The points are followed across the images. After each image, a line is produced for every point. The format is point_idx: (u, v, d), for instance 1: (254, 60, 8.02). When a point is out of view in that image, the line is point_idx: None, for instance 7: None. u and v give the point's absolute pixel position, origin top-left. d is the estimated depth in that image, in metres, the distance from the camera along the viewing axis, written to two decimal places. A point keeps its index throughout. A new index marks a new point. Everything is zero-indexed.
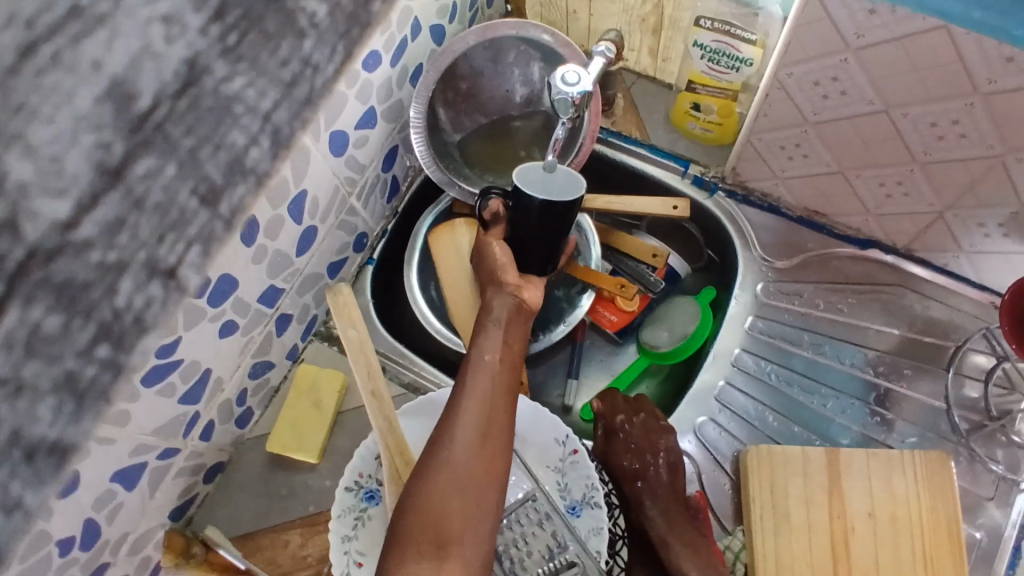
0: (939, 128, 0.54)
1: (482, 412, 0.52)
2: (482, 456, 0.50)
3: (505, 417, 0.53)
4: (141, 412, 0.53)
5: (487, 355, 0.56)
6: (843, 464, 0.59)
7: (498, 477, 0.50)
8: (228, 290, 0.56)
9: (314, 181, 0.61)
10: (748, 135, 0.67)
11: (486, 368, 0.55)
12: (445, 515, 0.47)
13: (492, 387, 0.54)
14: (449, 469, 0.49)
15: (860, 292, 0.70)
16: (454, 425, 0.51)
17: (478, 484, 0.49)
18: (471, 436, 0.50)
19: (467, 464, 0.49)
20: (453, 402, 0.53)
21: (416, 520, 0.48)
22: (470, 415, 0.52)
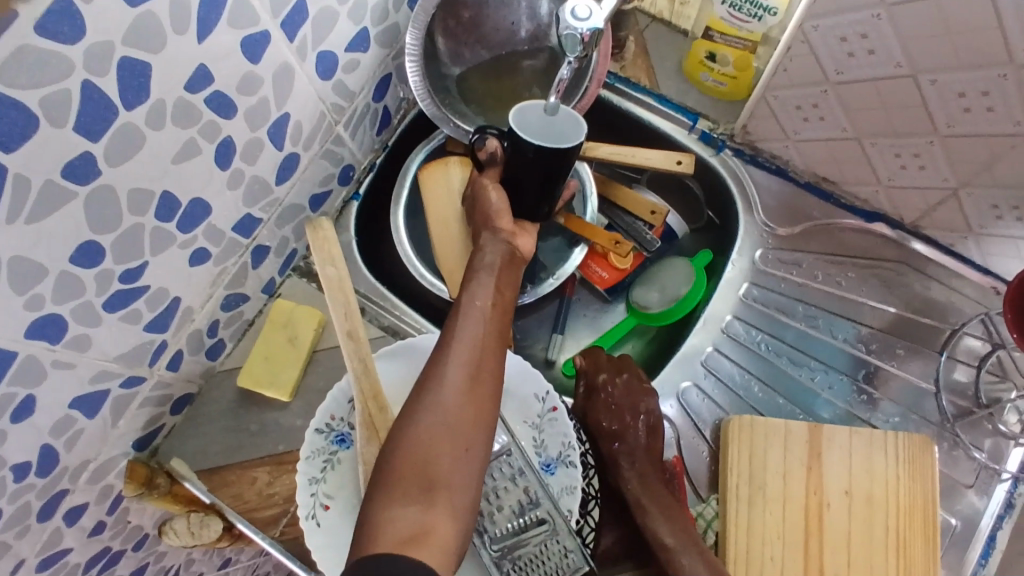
0: (966, 100, 0.51)
1: (472, 356, 0.49)
2: (471, 399, 0.48)
3: (496, 361, 0.51)
4: (103, 336, 0.50)
5: (478, 298, 0.53)
6: (825, 440, 0.58)
7: (488, 422, 0.48)
8: (199, 215, 0.53)
9: (296, 104, 0.56)
10: (764, 91, 0.63)
11: (476, 311, 0.52)
12: (431, 459, 0.45)
13: (482, 329, 0.51)
14: (436, 410, 0.46)
15: (861, 266, 0.68)
16: (443, 369, 0.48)
17: (466, 427, 0.47)
18: (460, 377, 0.48)
19: (455, 406, 0.47)
20: (440, 345, 0.50)
21: (401, 464, 0.45)
22: (460, 356, 0.49)
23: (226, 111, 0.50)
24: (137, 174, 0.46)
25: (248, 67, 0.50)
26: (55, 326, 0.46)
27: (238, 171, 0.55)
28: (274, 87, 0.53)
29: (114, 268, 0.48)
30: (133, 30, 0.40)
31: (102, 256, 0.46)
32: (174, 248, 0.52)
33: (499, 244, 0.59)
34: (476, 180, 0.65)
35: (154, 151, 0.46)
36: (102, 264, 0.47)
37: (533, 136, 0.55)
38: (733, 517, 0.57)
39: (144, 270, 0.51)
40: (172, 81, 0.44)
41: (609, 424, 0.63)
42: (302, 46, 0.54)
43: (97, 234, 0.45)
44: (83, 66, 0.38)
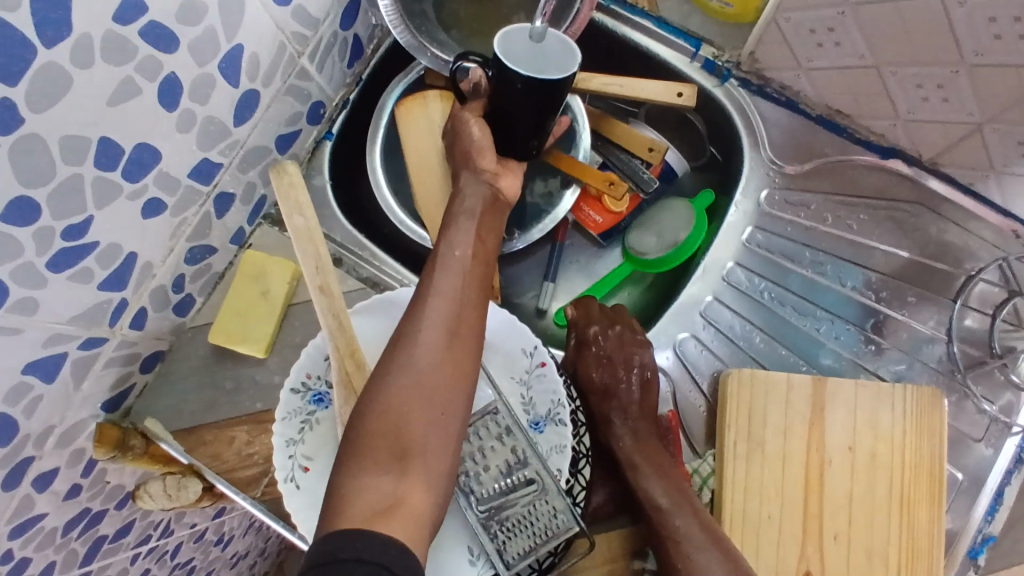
0: (998, 25, 0.45)
1: (450, 311, 0.45)
2: (449, 358, 0.44)
3: (477, 317, 0.47)
4: (51, 298, 0.46)
5: (457, 248, 0.49)
6: (829, 394, 0.55)
7: (467, 383, 0.45)
8: (148, 161, 0.48)
9: (251, 35, 0.50)
10: (774, 13, 0.56)
11: (456, 262, 0.48)
12: (405, 423, 0.42)
13: (462, 283, 0.47)
14: (411, 371, 0.43)
15: (874, 208, 0.63)
16: (418, 325, 0.44)
17: (443, 390, 0.43)
18: (437, 335, 0.44)
19: (431, 366, 0.43)
20: (416, 299, 0.46)
21: (372, 429, 0.42)
22: (437, 311, 0.45)
23: (167, 45, 0.44)
24: (69, 118, 0.41)
25: None
26: None
27: (189, 113, 0.49)
28: (221, 15, 0.47)
29: (54, 224, 0.43)
30: None
31: (38, 211, 0.42)
32: (122, 200, 0.48)
33: (480, 186, 0.54)
34: (456, 113, 0.59)
35: (85, 91, 0.41)
36: (40, 221, 0.42)
37: (523, 66, 0.48)
38: (729, 477, 0.54)
39: (90, 225, 0.46)
40: (96, 11, 0.39)
41: (600, 379, 0.60)
42: None
43: (28, 188, 0.40)
44: None
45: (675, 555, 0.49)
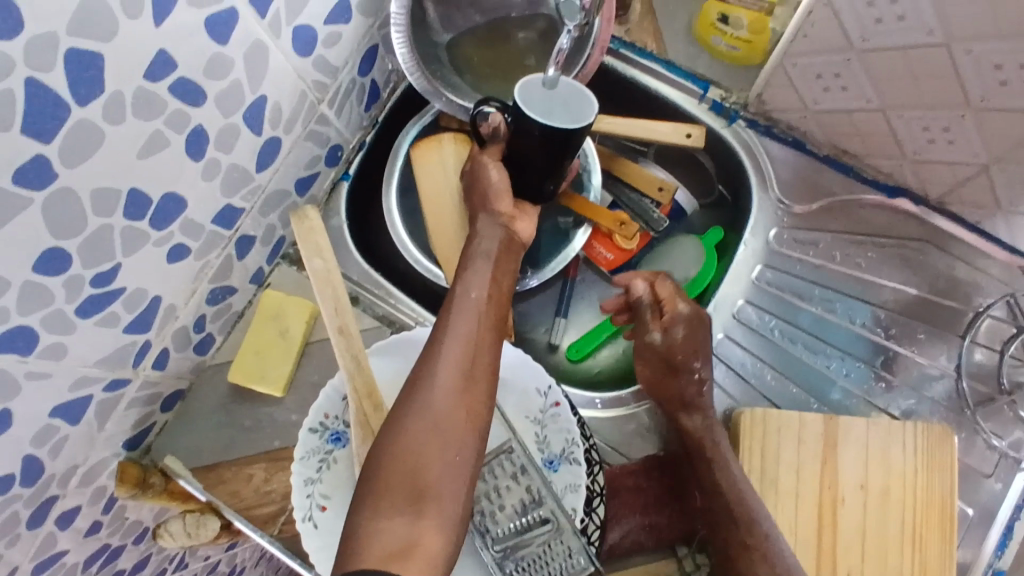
0: (1004, 72, 0.46)
1: (465, 353, 0.47)
2: (463, 400, 0.45)
3: (490, 358, 0.48)
4: (80, 343, 0.47)
5: (472, 290, 0.50)
6: (841, 433, 0.56)
7: (480, 424, 0.46)
8: (175, 210, 0.49)
9: (275, 84, 0.52)
10: (781, 57, 0.58)
11: (471, 305, 0.49)
12: (421, 464, 0.42)
13: (476, 326, 0.48)
14: (426, 412, 0.44)
15: (882, 246, 0.64)
16: (434, 366, 0.46)
17: (458, 430, 0.44)
18: (452, 376, 0.45)
19: (446, 407, 0.44)
20: (431, 341, 0.48)
21: (388, 471, 0.43)
22: (451, 354, 0.46)
23: (196, 99, 0.46)
24: (103, 171, 0.42)
25: (216, 48, 0.45)
26: (24, 337, 0.43)
27: (215, 161, 0.51)
28: (248, 68, 0.48)
29: (84, 273, 0.44)
30: (75, 16, 0.35)
31: (70, 261, 0.43)
32: (149, 247, 0.49)
33: (494, 228, 0.56)
34: (475, 156, 0.59)
35: (118, 144, 0.42)
36: (70, 270, 0.43)
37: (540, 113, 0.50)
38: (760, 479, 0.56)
39: (117, 272, 0.47)
40: (132, 70, 0.40)
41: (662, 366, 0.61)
42: (276, 22, 0.49)
43: (62, 240, 0.42)
44: (24, 60, 0.34)
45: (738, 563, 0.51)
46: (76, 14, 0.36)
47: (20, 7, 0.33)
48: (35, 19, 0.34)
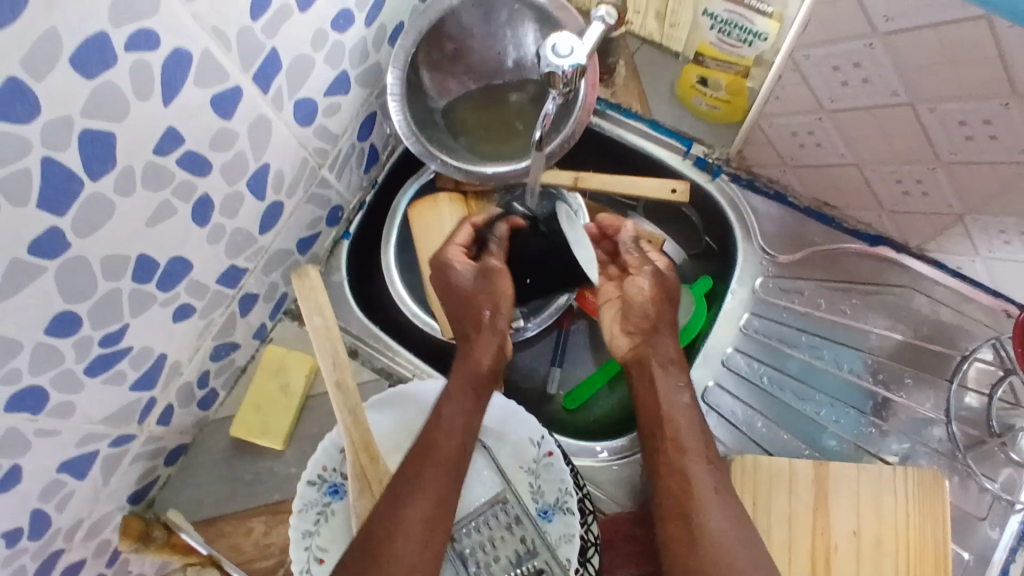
0: (968, 127, 0.48)
1: (438, 491, 0.53)
2: (421, 538, 0.50)
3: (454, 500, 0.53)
4: (87, 401, 0.49)
5: (445, 431, 0.56)
6: (831, 480, 0.56)
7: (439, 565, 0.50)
8: (180, 272, 0.52)
9: (277, 152, 0.56)
10: (758, 118, 0.61)
11: (443, 450, 0.55)
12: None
13: (447, 469, 0.54)
14: (391, 556, 0.49)
15: (865, 293, 0.66)
16: (409, 498, 0.52)
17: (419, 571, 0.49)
18: (422, 510, 0.51)
19: (412, 540, 0.50)
20: (403, 484, 0.53)
21: None
22: (419, 499, 0.52)
23: (200, 169, 0.49)
24: (112, 239, 0.44)
25: (220, 122, 0.48)
26: (34, 396, 0.45)
27: (219, 225, 0.53)
28: (251, 139, 0.52)
29: (93, 333, 0.47)
30: (88, 100, 0.38)
31: (79, 323, 0.45)
32: (156, 307, 0.51)
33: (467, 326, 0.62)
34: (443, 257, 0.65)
35: (127, 214, 0.45)
36: (80, 331, 0.46)
37: None
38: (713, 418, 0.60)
39: (125, 332, 0.50)
40: (139, 146, 0.43)
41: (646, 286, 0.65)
42: (277, 96, 0.52)
43: (73, 303, 0.44)
44: (40, 141, 0.37)
45: (685, 502, 0.54)
46: (90, 99, 0.38)
47: (37, 94, 0.36)
48: (51, 104, 0.37)
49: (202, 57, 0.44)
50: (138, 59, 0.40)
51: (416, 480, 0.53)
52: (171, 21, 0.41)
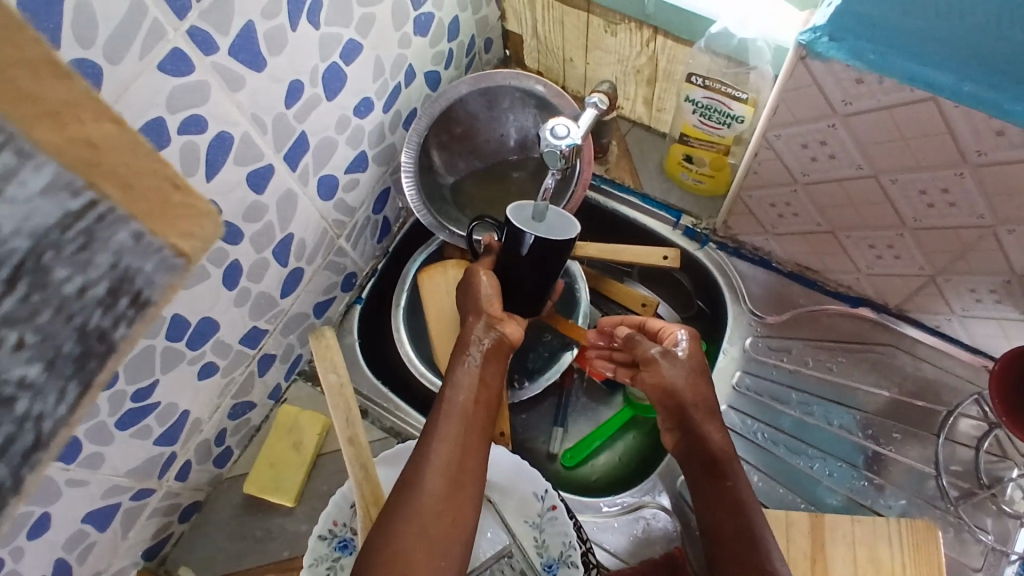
0: (929, 196, 0.53)
1: (459, 426, 0.56)
2: (454, 463, 0.54)
3: (475, 455, 0.55)
4: (116, 454, 0.53)
5: (458, 393, 0.58)
6: (827, 529, 0.58)
7: (469, 510, 0.53)
8: (208, 332, 0.56)
9: (302, 223, 0.61)
10: (738, 191, 0.66)
11: (458, 407, 0.57)
12: (426, 515, 0.51)
13: (466, 410, 0.57)
14: (419, 508, 0.51)
15: (849, 351, 0.70)
16: (435, 435, 0.55)
17: (449, 525, 0.51)
18: (448, 445, 0.54)
19: (444, 465, 0.53)
20: (423, 445, 0.55)
21: (404, 517, 0.51)
22: (441, 455, 0.54)
23: (234, 238, 0.54)
24: None
25: (253, 197, 0.54)
26: (70, 447, 0.48)
27: (245, 289, 0.58)
28: (279, 212, 0.57)
29: (127, 388, 0.50)
30: None
31: (116, 378, 0.49)
32: (184, 364, 0.55)
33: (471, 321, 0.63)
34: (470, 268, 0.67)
35: None
36: (116, 385, 0.49)
37: (530, 228, 0.58)
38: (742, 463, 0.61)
39: (155, 388, 0.53)
40: None
41: (683, 368, 0.61)
42: (304, 173, 0.58)
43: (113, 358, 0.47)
44: None
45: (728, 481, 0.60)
46: None
47: None
48: None
49: (241, 139, 0.50)
50: (188, 140, 0.46)
51: (436, 439, 0.55)
52: (216, 109, 0.47)
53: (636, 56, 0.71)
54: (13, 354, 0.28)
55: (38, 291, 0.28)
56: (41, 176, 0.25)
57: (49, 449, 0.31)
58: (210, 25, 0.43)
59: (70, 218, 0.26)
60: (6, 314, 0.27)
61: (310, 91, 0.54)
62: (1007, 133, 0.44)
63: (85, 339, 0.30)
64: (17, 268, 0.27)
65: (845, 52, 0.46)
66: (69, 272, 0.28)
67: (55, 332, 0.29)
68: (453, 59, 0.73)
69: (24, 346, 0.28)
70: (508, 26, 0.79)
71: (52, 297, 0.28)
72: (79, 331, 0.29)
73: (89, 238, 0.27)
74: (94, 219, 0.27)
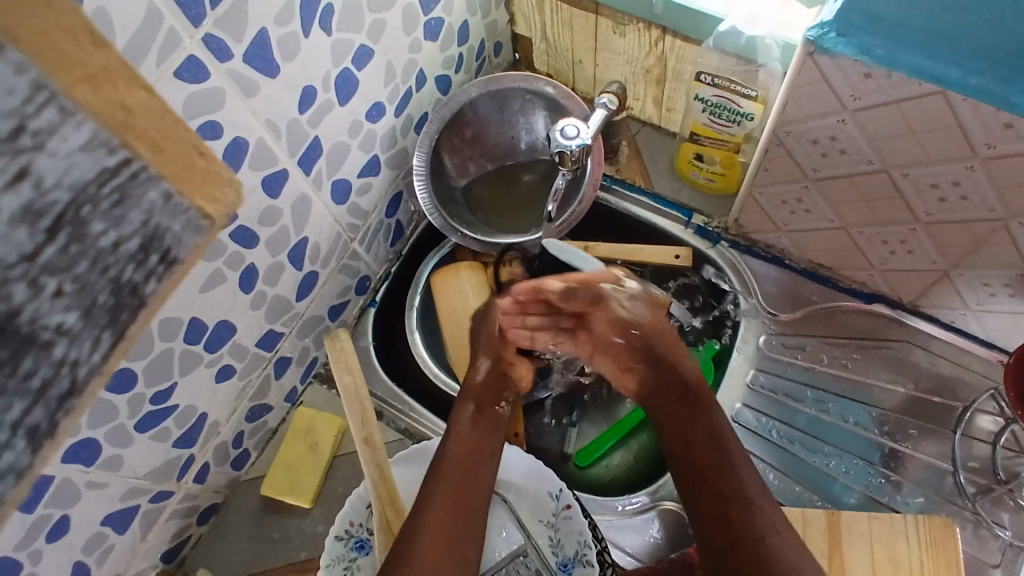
0: (940, 190, 0.53)
1: (465, 451, 0.57)
2: (459, 480, 0.54)
3: (479, 496, 0.54)
4: (134, 457, 0.54)
5: (460, 426, 0.59)
6: (844, 527, 0.58)
7: (474, 531, 0.52)
8: (225, 336, 0.57)
9: (315, 227, 0.62)
10: (750, 188, 0.66)
11: (461, 435, 0.59)
12: (435, 530, 0.50)
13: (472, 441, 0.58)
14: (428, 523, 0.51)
15: (864, 348, 0.69)
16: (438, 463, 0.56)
17: (465, 548, 0.51)
18: (453, 469, 0.55)
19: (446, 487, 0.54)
20: (432, 469, 0.56)
21: (417, 532, 0.50)
22: (445, 478, 0.54)
23: (250, 243, 0.54)
24: (173, 304, 0.49)
25: (268, 201, 0.55)
26: (90, 449, 0.49)
27: (261, 293, 0.59)
28: (293, 216, 0.58)
29: (146, 391, 0.51)
30: None
31: (135, 381, 0.50)
32: (202, 367, 0.56)
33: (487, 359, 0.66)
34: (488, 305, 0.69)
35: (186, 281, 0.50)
36: (135, 389, 0.50)
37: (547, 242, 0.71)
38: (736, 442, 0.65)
39: (173, 390, 0.54)
40: None
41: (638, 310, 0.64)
42: (318, 177, 0.59)
43: (131, 362, 0.48)
44: None
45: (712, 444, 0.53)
46: None
47: None
48: None
49: (256, 144, 0.51)
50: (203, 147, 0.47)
51: (445, 455, 0.57)
52: (232, 115, 0.48)
53: (644, 57, 0.71)
54: (54, 300, 0.33)
55: (76, 244, 0.33)
56: (80, 133, 0.29)
57: (83, 395, 0.36)
58: (225, 33, 0.44)
59: (107, 174, 0.31)
60: (49, 262, 0.32)
61: (323, 96, 0.55)
62: (1016, 125, 0.44)
63: (120, 292, 0.35)
64: (62, 218, 0.32)
65: (853, 49, 0.46)
66: (105, 227, 0.33)
67: (91, 282, 0.34)
68: (463, 62, 0.74)
69: (62, 294, 0.34)
70: (517, 29, 0.80)
71: (90, 250, 0.33)
72: (113, 283, 0.35)
73: (124, 193, 0.32)
74: (129, 175, 0.32)
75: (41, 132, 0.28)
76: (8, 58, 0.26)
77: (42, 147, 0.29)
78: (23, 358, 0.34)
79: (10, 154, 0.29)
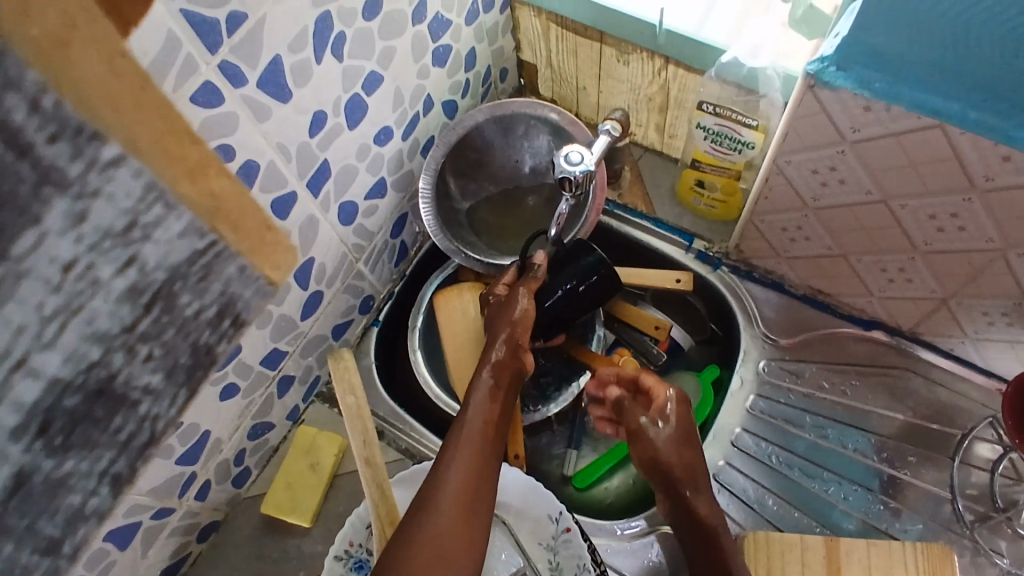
0: (938, 220, 0.54)
1: (480, 433, 0.58)
2: (475, 459, 0.56)
3: (491, 477, 0.56)
4: (138, 473, 0.54)
5: (476, 406, 0.60)
6: (842, 554, 0.58)
7: (485, 514, 0.54)
8: (230, 354, 0.57)
9: (322, 248, 0.63)
10: (750, 215, 0.67)
11: (476, 416, 0.59)
12: (447, 506, 0.52)
13: (489, 426, 0.59)
14: (442, 503, 0.52)
15: (864, 374, 0.70)
16: (454, 444, 0.57)
17: (476, 533, 0.52)
18: (469, 450, 0.56)
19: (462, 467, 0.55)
20: (447, 446, 0.57)
21: (432, 510, 0.52)
22: (463, 456, 0.56)
23: None
24: None
25: (277, 222, 0.56)
26: None
27: (267, 312, 0.59)
28: (301, 238, 0.59)
29: None
30: None
31: None
32: (206, 385, 0.56)
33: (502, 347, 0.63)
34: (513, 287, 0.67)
35: None
36: None
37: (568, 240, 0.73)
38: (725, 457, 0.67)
39: (179, 408, 0.54)
40: None
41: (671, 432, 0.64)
42: (326, 200, 0.60)
43: None
44: None
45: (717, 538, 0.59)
46: None
47: None
48: None
49: (267, 167, 0.52)
50: None
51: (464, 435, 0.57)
52: (244, 140, 0.49)
53: (648, 85, 0.73)
54: (145, 363, 0.42)
55: (167, 314, 0.41)
56: (180, 223, 0.37)
57: (157, 444, 0.46)
58: (240, 60, 0.45)
59: (197, 254, 0.39)
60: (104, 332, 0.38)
61: (333, 121, 0.56)
62: (1013, 158, 0.45)
63: (196, 353, 0.45)
64: (157, 294, 0.40)
65: (853, 82, 0.47)
66: (190, 298, 0.41)
67: (176, 346, 0.43)
68: (470, 88, 0.75)
69: (151, 358, 0.42)
70: (523, 56, 0.81)
71: (176, 319, 0.42)
72: (192, 347, 0.44)
73: (208, 270, 0.40)
74: (213, 255, 0.40)
75: (149, 225, 0.36)
76: (131, 165, 0.33)
77: (148, 238, 0.36)
78: (113, 416, 0.41)
79: (124, 244, 0.36)
